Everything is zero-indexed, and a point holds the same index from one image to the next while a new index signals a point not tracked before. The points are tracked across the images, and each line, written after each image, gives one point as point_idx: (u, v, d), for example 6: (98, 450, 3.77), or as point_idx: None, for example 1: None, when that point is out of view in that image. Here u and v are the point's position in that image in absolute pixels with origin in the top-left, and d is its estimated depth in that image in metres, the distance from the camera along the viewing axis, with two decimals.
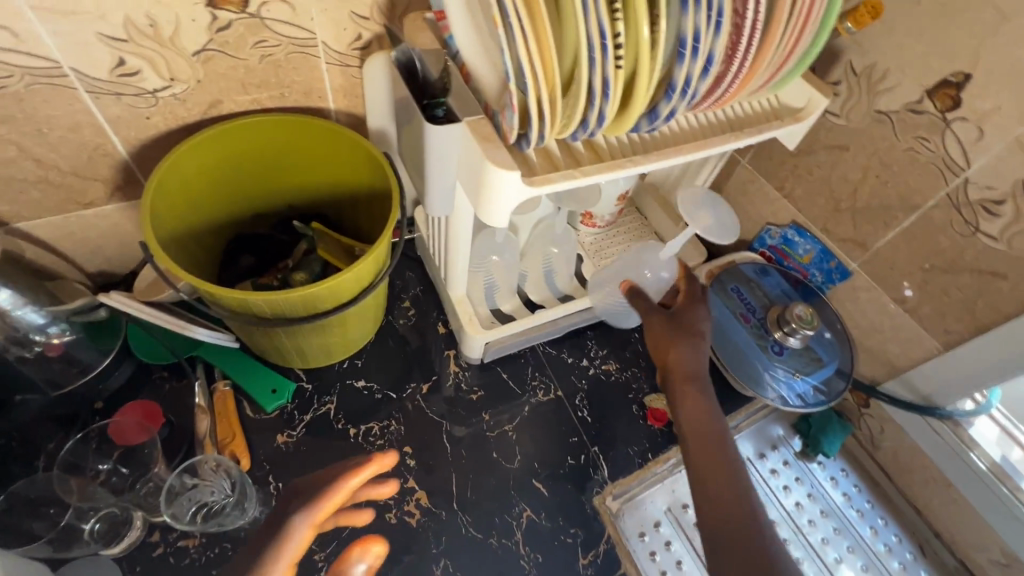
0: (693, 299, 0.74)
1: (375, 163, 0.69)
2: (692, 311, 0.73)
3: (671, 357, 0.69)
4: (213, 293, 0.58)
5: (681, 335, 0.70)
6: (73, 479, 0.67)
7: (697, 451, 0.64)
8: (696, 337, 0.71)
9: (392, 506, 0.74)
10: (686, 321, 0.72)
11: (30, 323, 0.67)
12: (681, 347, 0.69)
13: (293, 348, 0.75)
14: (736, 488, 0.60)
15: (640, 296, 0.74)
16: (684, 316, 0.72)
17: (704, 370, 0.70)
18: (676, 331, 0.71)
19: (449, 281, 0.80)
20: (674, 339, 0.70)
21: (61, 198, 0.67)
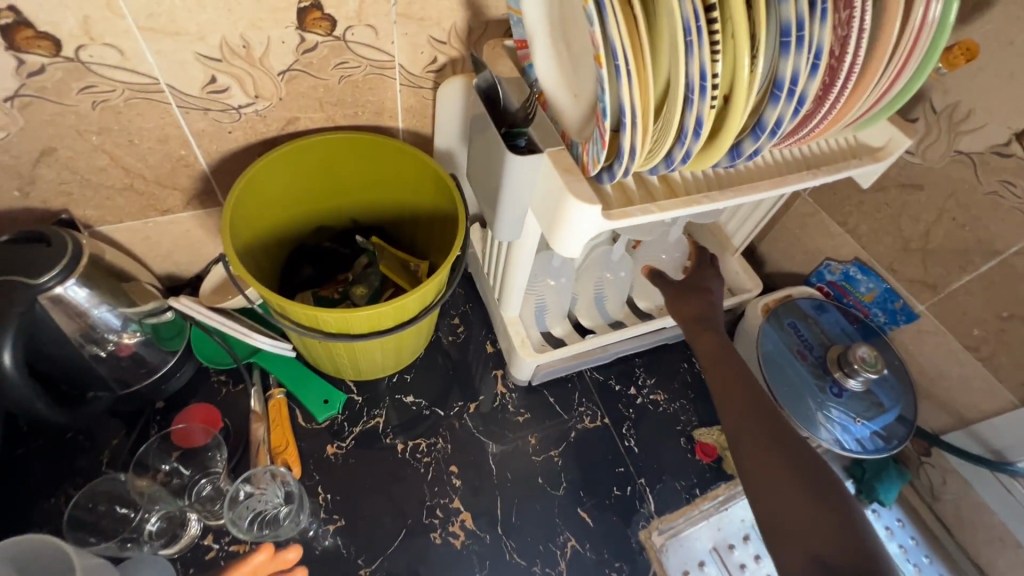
0: (700, 265, 0.81)
1: (444, 188, 0.70)
2: (702, 274, 0.80)
3: (686, 309, 0.77)
4: (282, 305, 0.59)
5: (693, 288, 0.78)
6: (142, 478, 0.69)
7: (715, 376, 0.70)
8: (708, 289, 0.78)
9: (436, 526, 0.73)
10: (696, 279, 0.79)
11: (105, 323, 0.66)
12: (695, 302, 0.77)
13: (349, 360, 0.75)
14: (749, 396, 0.67)
15: (659, 275, 0.81)
16: (695, 280, 0.79)
17: (715, 315, 0.76)
18: (689, 290, 0.78)
19: (503, 303, 0.80)
20: (687, 293, 0.78)
21: (142, 204, 0.70)
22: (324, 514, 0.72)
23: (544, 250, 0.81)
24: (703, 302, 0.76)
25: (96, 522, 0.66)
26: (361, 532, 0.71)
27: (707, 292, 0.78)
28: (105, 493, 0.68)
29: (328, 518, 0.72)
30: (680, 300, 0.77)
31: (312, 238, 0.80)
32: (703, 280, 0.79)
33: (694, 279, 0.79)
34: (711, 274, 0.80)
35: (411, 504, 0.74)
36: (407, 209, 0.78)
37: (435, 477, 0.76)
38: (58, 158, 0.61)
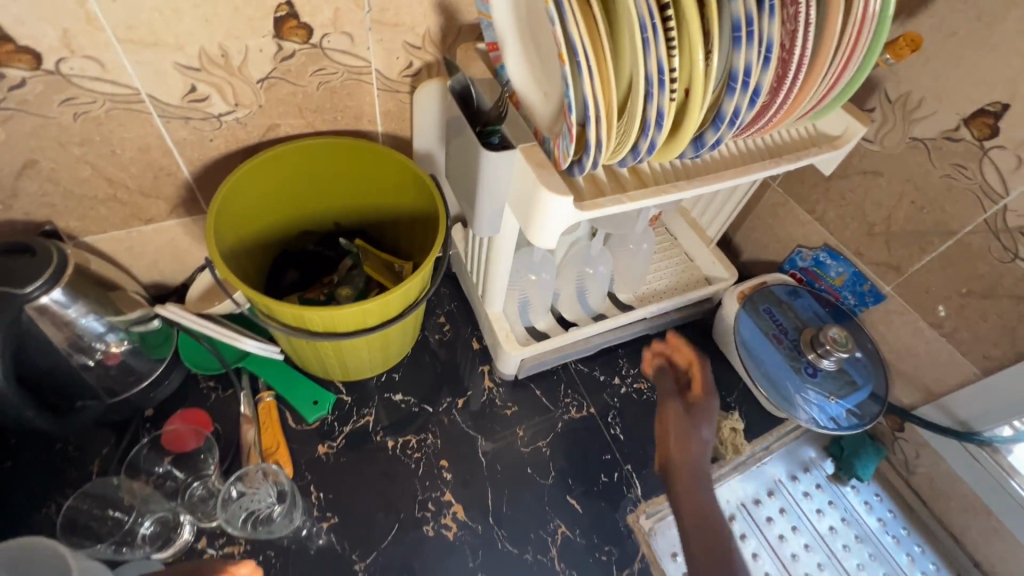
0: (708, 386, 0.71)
1: (422, 189, 0.72)
2: (706, 400, 0.70)
3: (681, 451, 0.68)
4: (270, 305, 0.60)
5: (688, 424, 0.69)
6: (135, 482, 0.71)
7: (691, 525, 0.63)
8: (706, 427, 0.69)
9: (429, 519, 0.75)
10: (702, 415, 0.69)
11: (92, 331, 0.67)
12: (691, 446, 0.68)
13: (337, 361, 0.77)
14: (727, 556, 0.60)
15: (660, 368, 0.75)
16: (701, 407, 0.70)
17: (705, 466, 0.67)
18: (688, 424, 0.70)
19: (487, 298, 0.82)
20: (681, 429, 0.69)
21: (125, 214, 0.71)
22: (317, 512, 0.73)
23: (525, 246, 0.83)
24: (696, 448, 0.68)
25: (88, 524, 0.67)
26: (355, 529, 0.72)
27: (706, 420, 0.69)
28: (99, 497, 0.69)
29: (321, 516, 0.73)
30: (673, 434, 0.69)
31: (298, 241, 0.82)
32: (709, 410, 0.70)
33: (693, 408, 0.70)
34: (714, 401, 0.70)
35: (404, 499, 0.75)
36: (388, 212, 0.80)
37: (426, 471, 0.78)
38: (41, 170, 0.62)
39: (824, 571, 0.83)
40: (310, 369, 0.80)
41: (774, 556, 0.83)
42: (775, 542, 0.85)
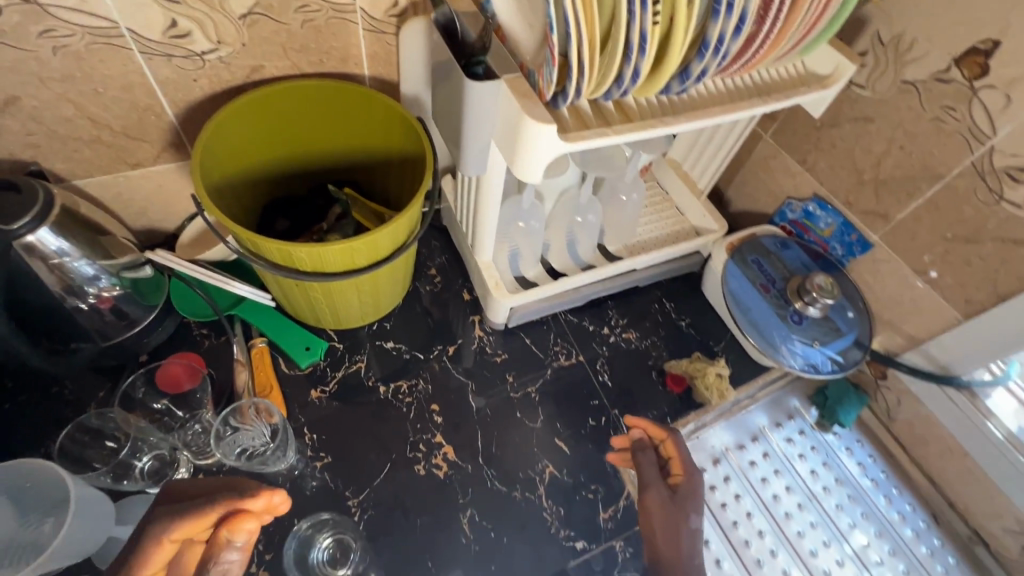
0: (692, 465, 0.70)
1: (410, 133, 0.72)
2: (691, 481, 0.69)
3: (670, 540, 0.63)
4: (258, 243, 0.61)
5: (677, 506, 0.66)
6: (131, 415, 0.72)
7: None
8: (695, 509, 0.67)
9: (420, 459, 0.76)
10: (687, 497, 0.68)
11: (84, 275, 0.67)
12: (683, 533, 0.64)
13: (327, 307, 0.77)
14: None
15: (640, 450, 0.72)
16: (687, 492, 0.68)
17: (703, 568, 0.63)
18: (675, 510, 0.66)
19: (476, 247, 0.82)
20: (671, 514, 0.65)
21: (111, 157, 0.70)
22: (311, 452, 0.75)
23: (514, 195, 0.83)
24: (693, 548, 0.63)
25: (81, 456, 0.67)
26: (349, 468, 0.74)
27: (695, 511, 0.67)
28: (96, 430, 0.69)
29: (315, 455, 0.75)
30: (661, 522, 0.65)
31: (288, 189, 0.82)
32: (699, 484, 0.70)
33: (679, 492, 0.68)
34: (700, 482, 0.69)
35: (395, 440, 0.77)
36: (377, 159, 0.80)
37: (417, 415, 0.80)
38: (23, 108, 0.61)
39: (805, 512, 0.86)
40: (301, 316, 0.81)
41: (757, 498, 0.86)
42: (758, 485, 0.87)
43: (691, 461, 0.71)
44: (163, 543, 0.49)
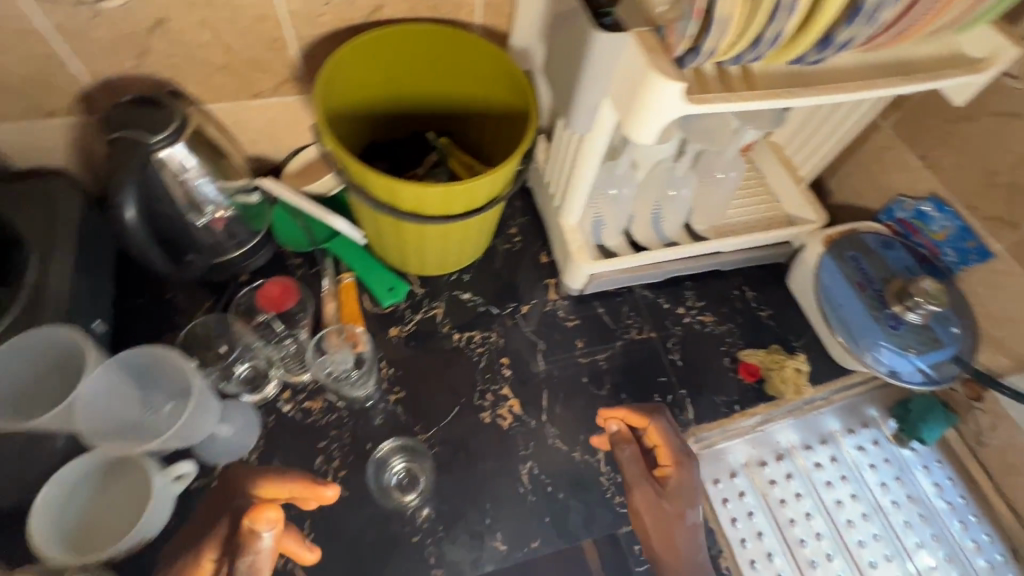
0: (684, 457, 0.68)
1: (517, 89, 0.72)
2: (680, 475, 0.67)
3: (666, 544, 0.65)
4: (367, 176, 0.63)
5: (666, 504, 0.66)
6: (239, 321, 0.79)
7: None
8: (688, 502, 0.66)
9: (486, 409, 0.79)
10: (677, 492, 0.66)
11: (205, 194, 0.72)
12: (680, 534, 0.65)
13: (415, 251, 0.80)
14: None
15: (621, 444, 0.69)
16: (676, 490, 0.66)
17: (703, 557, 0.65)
18: (667, 506, 0.66)
19: (564, 210, 0.82)
20: (663, 514, 0.65)
21: (235, 86, 0.74)
22: (386, 385, 0.78)
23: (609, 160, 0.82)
24: (690, 538, 0.65)
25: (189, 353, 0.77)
26: (420, 405, 0.78)
27: (690, 508, 0.66)
28: (206, 331, 0.78)
29: (389, 389, 0.78)
30: (652, 522, 0.66)
31: (388, 130, 0.83)
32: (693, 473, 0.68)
33: (669, 487, 0.67)
34: (690, 472, 0.67)
35: (465, 387, 0.80)
36: (475, 110, 0.81)
37: (487, 366, 0.82)
38: (168, 30, 0.66)
39: (868, 523, 0.82)
40: (387, 258, 0.84)
41: (818, 501, 0.83)
42: (821, 487, 0.84)
43: (681, 452, 0.68)
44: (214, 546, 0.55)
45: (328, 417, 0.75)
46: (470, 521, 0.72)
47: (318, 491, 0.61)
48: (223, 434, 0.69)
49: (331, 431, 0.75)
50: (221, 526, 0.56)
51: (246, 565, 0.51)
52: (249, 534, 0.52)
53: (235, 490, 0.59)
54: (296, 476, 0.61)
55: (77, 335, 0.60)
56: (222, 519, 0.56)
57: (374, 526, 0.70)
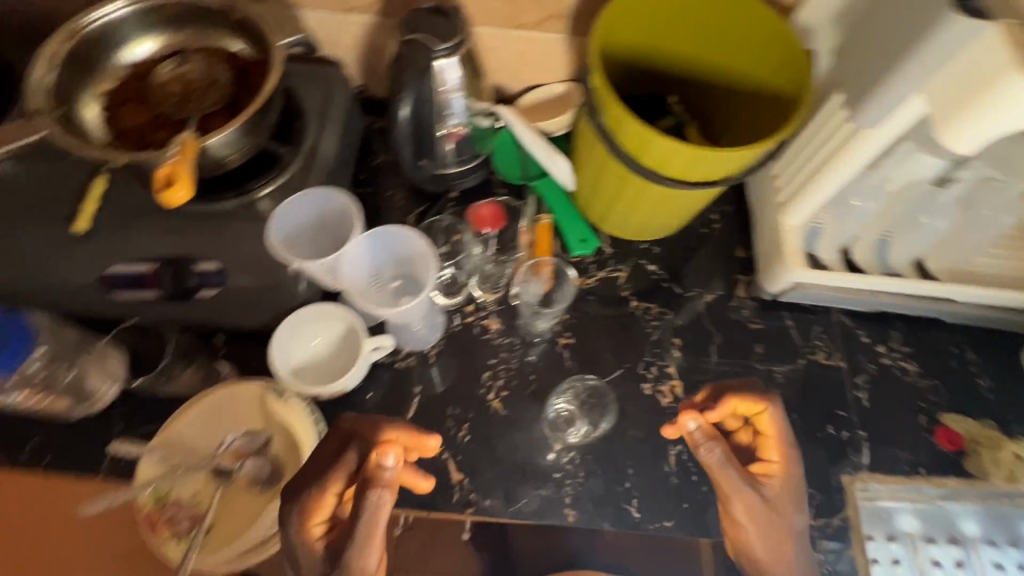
0: (792, 449, 0.65)
1: (796, 66, 0.66)
2: (780, 470, 0.64)
3: (762, 533, 0.62)
4: (624, 123, 0.64)
5: (768, 507, 0.61)
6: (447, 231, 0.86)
7: None
8: (791, 494, 0.63)
9: (648, 381, 0.79)
10: (781, 481, 0.64)
11: (453, 108, 0.74)
12: (791, 542, 0.62)
13: (622, 210, 0.80)
14: None
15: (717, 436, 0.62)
16: (774, 489, 0.63)
17: (801, 551, 0.62)
18: (767, 497, 0.62)
19: (790, 207, 0.77)
20: (765, 520, 0.62)
21: (505, 11, 0.77)
22: (559, 329, 0.81)
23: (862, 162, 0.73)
24: (791, 531, 0.62)
25: None
26: (587, 356, 0.80)
27: (794, 499, 0.63)
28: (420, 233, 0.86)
29: (561, 333, 0.81)
30: (747, 516, 0.62)
31: (633, 91, 0.81)
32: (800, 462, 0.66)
33: (770, 480, 0.64)
34: (795, 468, 0.65)
35: (632, 353, 0.80)
36: (720, 82, 0.78)
37: (658, 341, 0.81)
38: None
39: None
40: (586, 212, 0.85)
41: None
42: None
43: (790, 442, 0.65)
44: (327, 494, 0.57)
45: (501, 340, 0.80)
46: (610, 479, 0.73)
47: (422, 441, 0.64)
48: (416, 326, 0.77)
49: (501, 353, 0.79)
50: (350, 457, 0.59)
51: (374, 499, 0.54)
52: (374, 468, 0.56)
53: (365, 428, 0.62)
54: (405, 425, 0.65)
55: (348, 199, 0.74)
56: (351, 448, 0.59)
57: (522, 451, 0.74)
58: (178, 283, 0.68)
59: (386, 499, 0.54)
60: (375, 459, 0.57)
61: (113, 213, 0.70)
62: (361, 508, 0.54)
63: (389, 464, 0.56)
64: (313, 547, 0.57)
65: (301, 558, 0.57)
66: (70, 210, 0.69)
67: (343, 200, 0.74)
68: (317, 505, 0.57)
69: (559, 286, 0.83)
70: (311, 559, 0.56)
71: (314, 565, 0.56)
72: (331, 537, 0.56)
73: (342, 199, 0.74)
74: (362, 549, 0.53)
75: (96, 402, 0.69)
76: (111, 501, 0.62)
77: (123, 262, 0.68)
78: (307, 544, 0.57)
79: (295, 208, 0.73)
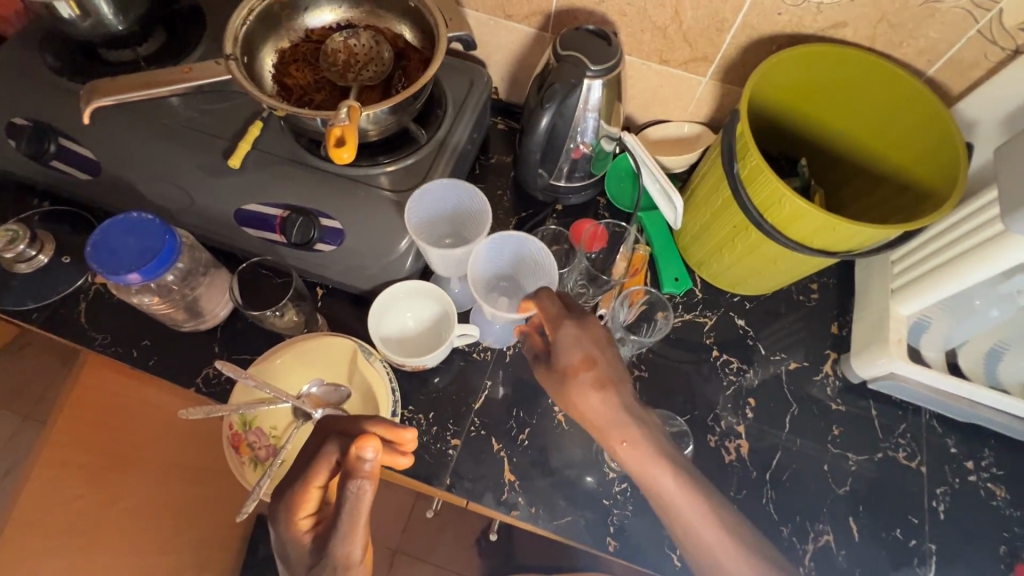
0: (555, 317, 0.62)
1: (949, 167, 0.66)
2: (559, 336, 0.61)
3: (573, 403, 0.60)
4: (762, 174, 0.64)
5: (559, 378, 0.61)
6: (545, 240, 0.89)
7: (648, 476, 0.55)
8: (576, 363, 0.60)
9: (714, 433, 0.78)
10: (558, 354, 0.61)
11: (585, 126, 0.76)
12: (583, 395, 0.59)
13: (725, 259, 0.79)
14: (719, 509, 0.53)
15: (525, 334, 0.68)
16: (560, 354, 0.61)
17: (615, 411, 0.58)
18: (563, 379, 0.61)
19: (904, 295, 0.74)
20: (568, 390, 0.61)
21: (655, 47, 0.78)
22: (635, 358, 0.82)
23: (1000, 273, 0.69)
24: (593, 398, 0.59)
25: None
26: (657, 393, 0.80)
27: (597, 352, 0.61)
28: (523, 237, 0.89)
29: (636, 364, 0.82)
30: (564, 397, 0.61)
31: (765, 142, 0.82)
32: (588, 320, 0.63)
33: (558, 345, 0.61)
34: (570, 327, 0.61)
35: (704, 403, 0.79)
36: (854, 155, 0.78)
37: (733, 396, 0.80)
38: None
39: None
40: (687, 253, 0.85)
41: None
42: None
43: (559, 310, 0.63)
44: (309, 489, 0.51)
45: None
46: (657, 520, 0.72)
47: (399, 433, 0.54)
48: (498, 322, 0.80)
49: None
50: (330, 450, 0.51)
51: (354, 494, 0.48)
52: (354, 460, 0.48)
53: (345, 423, 0.54)
54: (379, 416, 0.54)
55: (479, 195, 0.77)
56: (331, 441, 0.51)
57: (573, 469, 0.75)
58: (303, 232, 0.72)
59: (368, 492, 0.48)
60: (352, 452, 0.48)
61: (260, 159, 0.76)
62: (343, 501, 0.48)
63: (367, 459, 0.47)
64: (301, 542, 0.52)
65: (290, 551, 0.52)
66: (226, 148, 0.76)
67: (474, 196, 0.78)
68: (300, 500, 0.51)
69: (646, 324, 0.83)
70: (299, 553, 0.52)
71: (302, 559, 0.52)
72: (321, 529, 0.52)
73: (474, 194, 0.78)
74: (344, 540, 0.49)
75: (206, 321, 0.76)
76: (208, 412, 0.65)
77: (259, 203, 0.75)
78: (295, 539, 0.52)
79: (430, 194, 0.76)
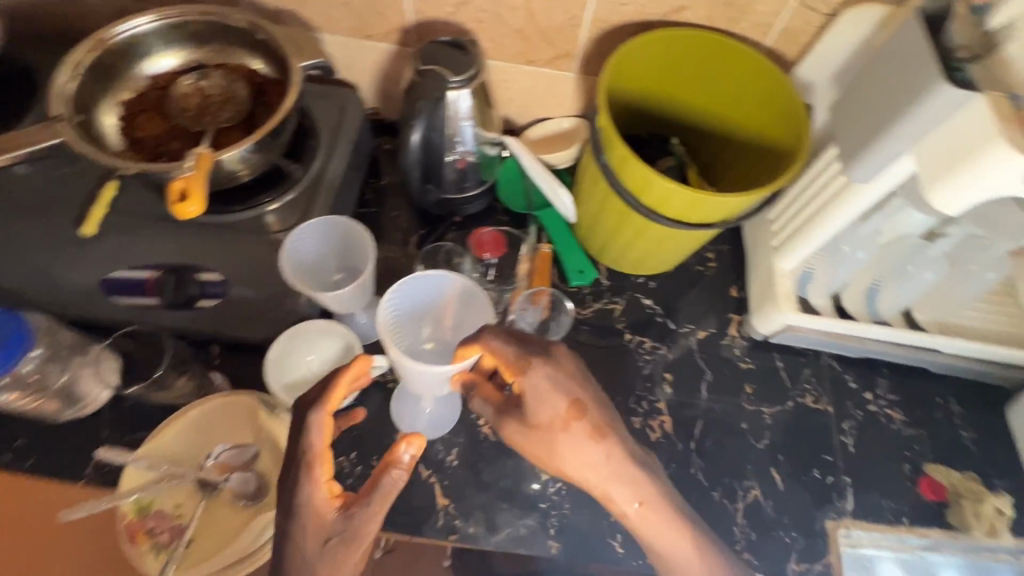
0: (522, 365, 0.57)
1: (795, 126, 0.70)
2: (530, 387, 0.57)
3: (554, 455, 0.58)
4: (630, 161, 0.66)
5: (537, 431, 0.58)
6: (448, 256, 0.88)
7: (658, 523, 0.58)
8: (560, 423, 0.58)
9: (639, 414, 0.80)
10: (534, 403, 0.58)
11: (463, 136, 0.76)
12: (570, 450, 0.57)
13: (619, 244, 0.82)
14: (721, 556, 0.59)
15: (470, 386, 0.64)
16: (540, 406, 0.58)
17: (606, 456, 0.58)
18: (546, 433, 0.58)
19: (784, 252, 0.78)
20: (545, 442, 0.58)
21: (518, 49, 0.79)
22: None
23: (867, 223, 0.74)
24: (580, 454, 0.57)
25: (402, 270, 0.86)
26: None
27: (582, 398, 0.59)
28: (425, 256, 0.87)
29: None
30: (540, 449, 0.59)
31: (638, 128, 0.85)
32: (556, 355, 0.60)
33: (532, 395, 0.58)
34: (543, 370, 0.58)
35: (625, 388, 0.81)
36: (716, 127, 0.82)
37: (650, 375, 0.82)
38: None
39: None
40: (587, 244, 0.87)
41: None
42: None
43: (519, 354, 0.58)
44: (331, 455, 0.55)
45: None
46: (596, 511, 0.73)
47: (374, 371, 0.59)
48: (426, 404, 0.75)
49: None
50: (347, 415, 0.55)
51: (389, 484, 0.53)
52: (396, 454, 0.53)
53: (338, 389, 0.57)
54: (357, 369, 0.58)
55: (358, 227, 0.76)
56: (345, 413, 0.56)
57: (508, 479, 0.74)
58: (180, 291, 0.68)
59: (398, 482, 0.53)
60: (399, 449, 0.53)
61: (120, 221, 0.70)
62: (379, 488, 0.53)
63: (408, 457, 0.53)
64: (325, 513, 0.54)
65: (307, 521, 0.54)
66: (78, 215, 0.70)
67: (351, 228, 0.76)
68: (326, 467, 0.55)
69: (556, 318, 0.84)
70: (318, 522, 0.54)
71: (318, 532, 0.54)
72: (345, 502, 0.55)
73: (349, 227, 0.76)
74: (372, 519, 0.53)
75: (80, 410, 0.70)
76: (91, 509, 0.59)
77: (126, 269, 0.69)
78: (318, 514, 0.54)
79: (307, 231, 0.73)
